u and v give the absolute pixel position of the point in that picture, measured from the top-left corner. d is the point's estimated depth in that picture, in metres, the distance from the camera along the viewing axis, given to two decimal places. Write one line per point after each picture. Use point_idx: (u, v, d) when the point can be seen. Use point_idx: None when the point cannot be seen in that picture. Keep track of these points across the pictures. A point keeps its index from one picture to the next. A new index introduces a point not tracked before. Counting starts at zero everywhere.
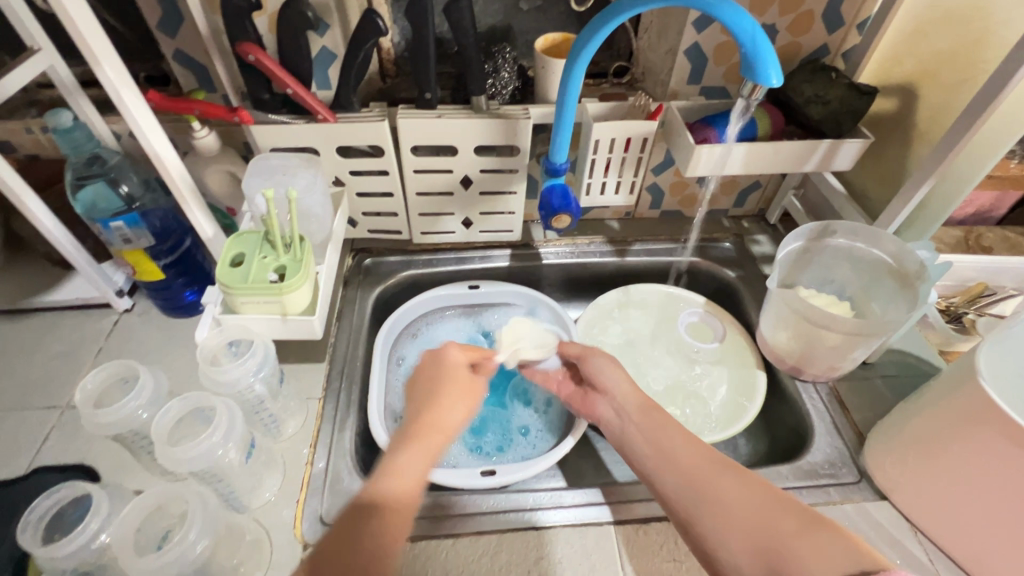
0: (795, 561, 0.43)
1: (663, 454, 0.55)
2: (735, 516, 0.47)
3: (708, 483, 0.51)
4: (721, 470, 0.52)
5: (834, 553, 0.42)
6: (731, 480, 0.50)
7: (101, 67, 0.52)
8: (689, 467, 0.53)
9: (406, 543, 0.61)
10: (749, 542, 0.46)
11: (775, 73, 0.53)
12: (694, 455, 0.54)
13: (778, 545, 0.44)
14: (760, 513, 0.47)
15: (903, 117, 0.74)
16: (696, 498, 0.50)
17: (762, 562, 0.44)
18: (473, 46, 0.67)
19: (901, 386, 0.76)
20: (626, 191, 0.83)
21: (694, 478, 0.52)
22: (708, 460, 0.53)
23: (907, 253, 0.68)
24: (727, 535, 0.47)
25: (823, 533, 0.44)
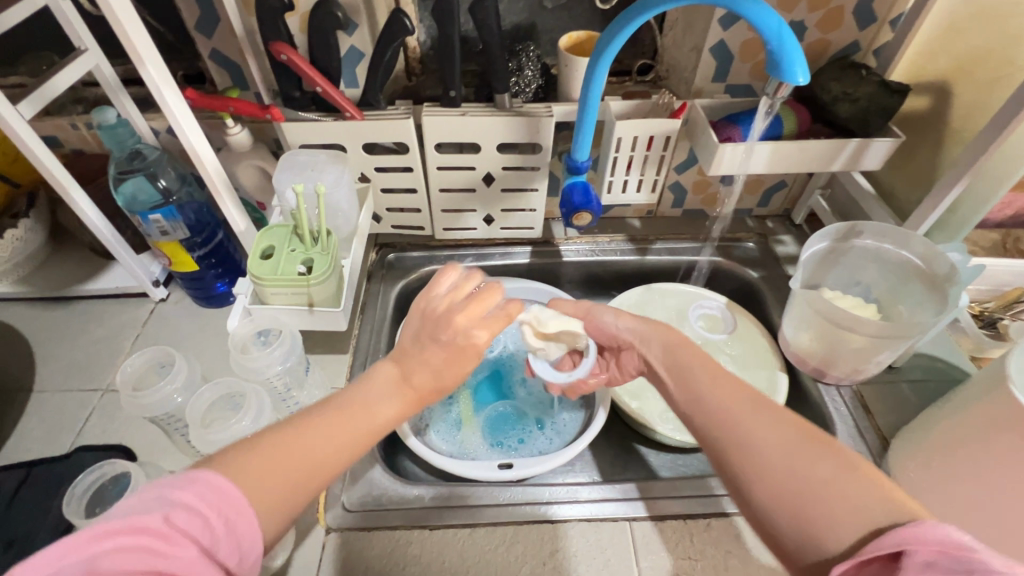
0: (826, 510, 0.37)
1: (693, 395, 0.47)
2: (766, 459, 0.41)
3: (739, 425, 0.43)
4: (752, 411, 0.44)
5: (865, 500, 0.37)
6: (767, 421, 0.43)
7: (145, 68, 0.55)
8: (721, 406, 0.45)
9: (425, 531, 0.62)
10: (779, 488, 0.39)
11: (802, 72, 0.52)
12: (724, 393, 0.46)
13: (810, 496, 0.38)
14: (794, 456, 0.40)
15: (936, 116, 0.73)
16: (723, 440, 0.44)
17: (793, 510, 0.38)
18: (498, 44, 0.68)
19: (930, 392, 0.74)
20: (648, 189, 0.83)
21: (721, 417, 0.44)
22: (742, 398, 0.45)
23: (937, 255, 0.66)
24: (758, 479, 0.40)
25: (858, 481, 0.38)
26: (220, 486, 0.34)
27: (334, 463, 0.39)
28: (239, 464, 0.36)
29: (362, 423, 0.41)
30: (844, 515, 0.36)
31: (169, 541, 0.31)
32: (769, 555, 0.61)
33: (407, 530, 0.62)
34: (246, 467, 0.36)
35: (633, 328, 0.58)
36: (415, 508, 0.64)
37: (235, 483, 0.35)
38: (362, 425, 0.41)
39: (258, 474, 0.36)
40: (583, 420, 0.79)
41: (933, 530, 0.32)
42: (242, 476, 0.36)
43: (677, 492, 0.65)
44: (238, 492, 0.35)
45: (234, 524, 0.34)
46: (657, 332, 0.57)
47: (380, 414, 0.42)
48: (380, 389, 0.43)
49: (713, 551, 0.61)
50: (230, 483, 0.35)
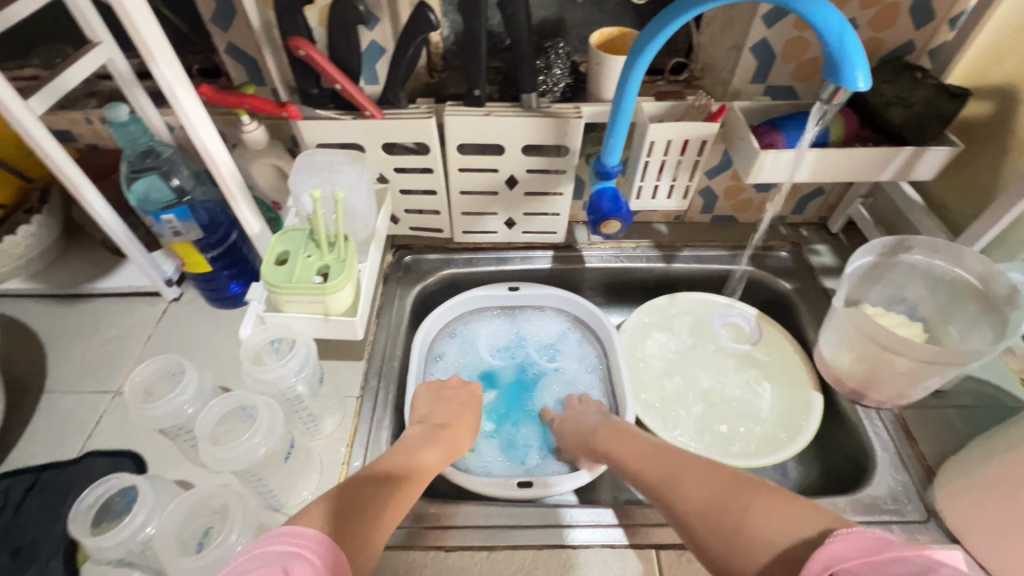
0: (747, 532, 0.45)
1: (641, 469, 0.59)
2: (701, 514, 0.50)
3: (676, 484, 0.54)
4: (684, 469, 0.55)
5: (773, 515, 0.45)
6: (690, 470, 0.54)
7: (157, 64, 0.52)
8: (656, 476, 0.57)
9: (440, 552, 0.60)
10: (717, 529, 0.48)
11: (863, 75, 0.48)
12: (648, 458, 0.59)
13: (737, 528, 0.46)
14: (719, 497, 0.50)
15: (996, 123, 0.67)
16: (673, 506, 0.53)
17: (729, 540, 0.47)
18: (526, 42, 0.64)
19: (978, 418, 0.70)
20: (680, 194, 0.79)
21: (659, 484, 0.56)
22: (677, 460, 0.56)
23: (995, 275, 0.62)
24: (701, 526, 0.49)
25: (763, 497, 0.47)
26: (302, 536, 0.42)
27: (386, 491, 0.53)
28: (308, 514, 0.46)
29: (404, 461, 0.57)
30: (764, 535, 0.45)
31: None
32: None
33: (422, 551, 0.60)
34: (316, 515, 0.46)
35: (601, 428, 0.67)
36: (434, 528, 0.61)
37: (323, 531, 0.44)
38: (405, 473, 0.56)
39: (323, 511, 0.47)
40: None
41: (847, 537, 0.39)
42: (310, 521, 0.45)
43: None
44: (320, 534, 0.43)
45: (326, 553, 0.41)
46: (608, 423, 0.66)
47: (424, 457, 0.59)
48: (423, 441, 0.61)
49: None
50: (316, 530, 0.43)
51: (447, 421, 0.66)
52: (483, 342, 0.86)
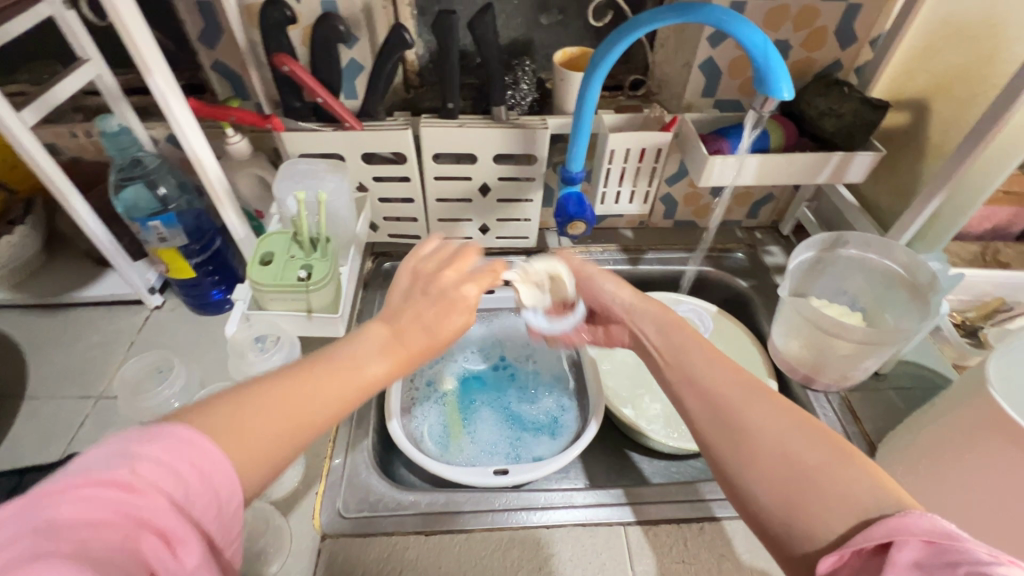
0: (818, 501, 0.37)
1: (687, 380, 0.48)
2: (765, 453, 0.41)
3: (734, 411, 0.44)
4: (747, 396, 0.44)
5: (856, 490, 0.37)
6: (761, 406, 0.43)
7: (152, 77, 0.56)
8: (719, 393, 0.45)
9: (421, 536, 0.62)
10: (772, 475, 0.40)
11: (786, 87, 0.55)
12: (708, 372, 0.47)
13: (802, 481, 0.38)
14: (790, 443, 0.40)
15: (915, 131, 0.76)
16: (725, 431, 0.43)
17: (785, 498, 0.39)
18: (495, 59, 0.70)
19: (915, 398, 0.76)
20: (641, 200, 0.86)
21: (717, 400, 0.45)
22: (738, 384, 0.45)
23: (918, 264, 0.69)
24: (752, 467, 0.41)
25: (849, 467, 0.38)
26: (193, 438, 0.34)
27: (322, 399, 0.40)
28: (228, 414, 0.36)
29: (352, 377, 0.41)
30: (836, 504, 0.37)
31: (137, 491, 0.30)
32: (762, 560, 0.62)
33: (403, 535, 0.63)
34: (235, 419, 0.36)
35: (628, 301, 0.60)
36: (416, 514, 0.64)
37: (209, 442, 0.34)
38: (346, 380, 0.41)
39: (247, 430, 0.36)
40: (580, 424, 0.80)
41: (921, 521, 0.33)
42: (219, 431, 0.35)
43: (671, 497, 0.66)
44: (214, 452, 0.34)
45: (208, 474, 0.33)
46: (653, 305, 0.58)
47: (370, 370, 0.42)
48: (370, 348, 0.43)
49: (708, 555, 0.62)
50: (209, 442, 0.34)
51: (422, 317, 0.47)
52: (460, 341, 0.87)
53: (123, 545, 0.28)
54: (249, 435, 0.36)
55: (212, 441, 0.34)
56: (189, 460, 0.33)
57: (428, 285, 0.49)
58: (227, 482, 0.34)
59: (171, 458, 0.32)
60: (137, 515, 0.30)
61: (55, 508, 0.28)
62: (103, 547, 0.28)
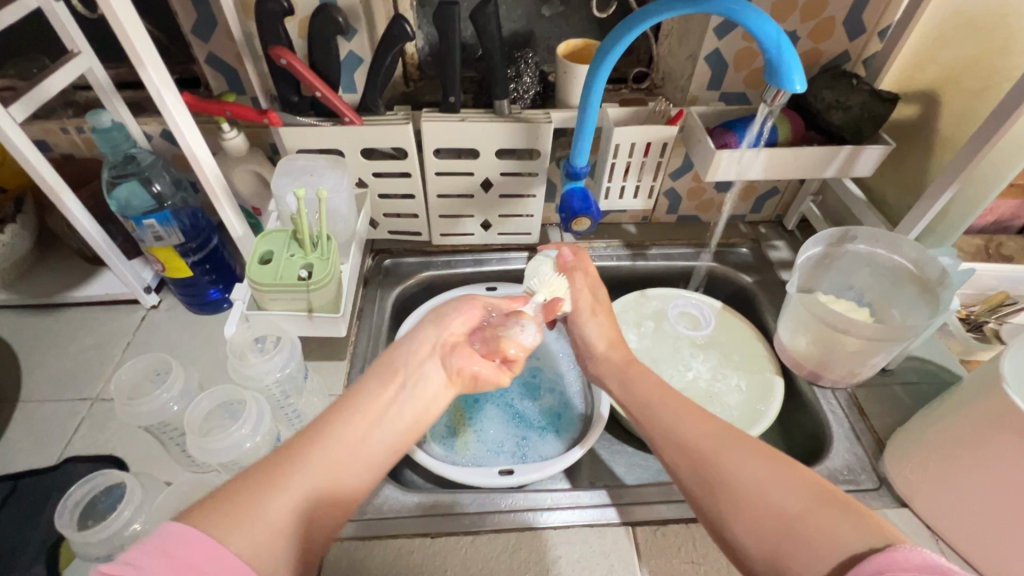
0: (799, 546, 0.39)
1: (665, 435, 0.52)
2: (745, 501, 0.43)
3: (712, 460, 0.47)
4: (722, 444, 0.47)
5: (841, 534, 0.38)
6: (738, 454, 0.46)
7: (145, 70, 0.54)
8: (696, 444, 0.48)
9: (427, 539, 0.62)
10: (755, 522, 0.42)
11: (799, 78, 0.53)
12: (689, 424, 0.50)
13: (784, 526, 0.40)
14: (765, 489, 0.43)
15: (924, 124, 0.75)
16: (704, 481, 0.46)
17: (770, 544, 0.41)
18: (498, 52, 0.68)
19: (922, 394, 0.76)
20: (645, 194, 0.84)
21: (693, 452, 0.48)
22: (713, 433, 0.49)
23: (928, 259, 0.68)
24: (734, 516, 0.43)
25: (831, 510, 0.40)
26: (179, 532, 0.35)
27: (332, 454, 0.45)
28: (220, 505, 0.39)
29: (362, 443, 0.47)
30: (819, 548, 0.38)
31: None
32: None
33: (409, 538, 0.62)
34: (225, 506, 0.39)
35: (602, 349, 0.66)
36: (420, 516, 0.63)
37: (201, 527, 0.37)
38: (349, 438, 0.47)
39: (245, 512, 0.39)
40: (585, 421, 0.79)
41: (911, 556, 0.34)
42: (214, 521, 0.38)
43: (678, 496, 0.65)
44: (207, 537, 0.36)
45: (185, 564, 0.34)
46: (621, 360, 0.64)
47: (379, 432, 0.49)
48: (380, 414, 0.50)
49: (716, 555, 0.62)
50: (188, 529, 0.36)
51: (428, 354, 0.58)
52: None
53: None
54: (258, 517, 0.39)
55: (210, 526, 0.37)
56: (172, 550, 0.34)
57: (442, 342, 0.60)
58: (221, 571, 0.35)
59: (150, 556, 0.34)
60: None
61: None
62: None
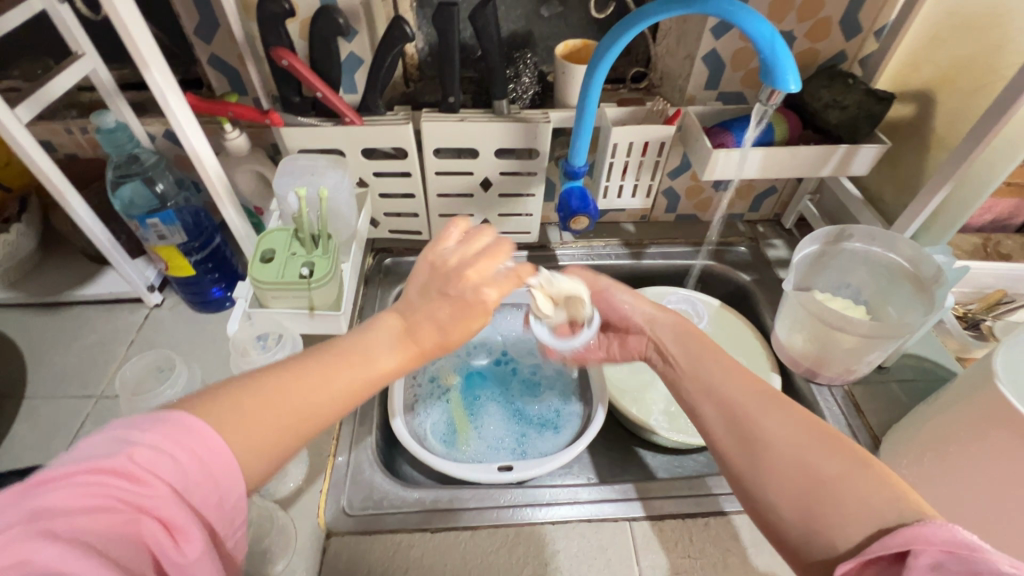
0: (834, 509, 0.39)
1: (707, 394, 0.50)
2: (782, 462, 0.43)
3: (756, 422, 0.45)
4: (767, 407, 0.46)
5: (874, 500, 0.38)
6: (784, 416, 0.45)
7: (149, 72, 0.55)
8: (740, 405, 0.47)
9: (427, 533, 0.62)
10: (789, 483, 0.42)
11: (794, 78, 0.54)
12: (730, 383, 0.49)
13: (819, 489, 0.40)
14: (803, 452, 0.42)
15: (920, 123, 0.75)
16: (741, 438, 0.46)
17: (802, 506, 0.40)
18: (497, 51, 0.69)
19: (918, 391, 0.76)
20: (643, 194, 0.85)
21: (737, 415, 0.47)
22: (756, 397, 0.47)
23: (923, 257, 0.69)
24: (768, 476, 0.43)
25: (869, 478, 0.39)
26: (198, 427, 0.35)
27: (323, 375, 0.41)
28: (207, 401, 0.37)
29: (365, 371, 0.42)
30: (853, 514, 0.38)
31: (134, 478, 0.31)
32: (768, 555, 0.62)
33: (409, 533, 0.62)
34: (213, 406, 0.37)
35: (649, 313, 0.62)
36: (419, 511, 0.64)
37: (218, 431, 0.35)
38: (352, 367, 0.42)
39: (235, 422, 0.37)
40: (583, 419, 0.80)
41: (940, 530, 0.33)
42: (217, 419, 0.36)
43: (675, 492, 0.66)
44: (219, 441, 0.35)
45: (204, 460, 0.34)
46: (672, 318, 0.60)
47: (380, 365, 0.43)
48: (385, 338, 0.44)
49: (713, 550, 0.62)
50: (202, 425, 0.35)
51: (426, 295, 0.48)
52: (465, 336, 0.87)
53: (125, 529, 0.30)
54: (251, 426, 0.37)
55: (224, 429, 0.36)
56: (194, 448, 0.34)
57: (447, 284, 0.47)
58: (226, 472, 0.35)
59: (177, 449, 0.33)
60: (144, 506, 0.31)
61: (61, 489, 0.29)
62: (107, 529, 0.29)
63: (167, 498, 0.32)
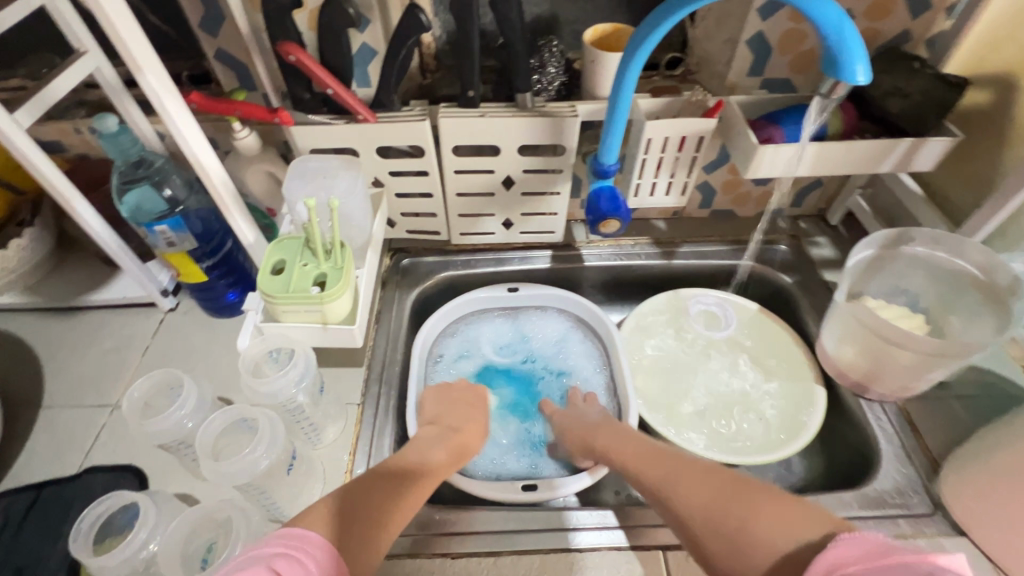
0: (752, 541, 0.43)
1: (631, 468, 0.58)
2: (697, 512, 0.48)
3: (670, 487, 0.52)
4: (678, 470, 0.53)
5: (779, 526, 0.43)
6: (677, 463, 0.54)
7: (143, 73, 0.51)
8: (653, 473, 0.55)
9: (447, 559, 0.59)
10: (720, 530, 0.46)
11: (862, 68, 0.47)
12: (646, 457, 0.57)
13: (740, 529, 0.44)
14: (719, 500, 0.47)
15: (996, 112, 0.67)
16: (670, 511, 0.51)
17: (733, 547, 0.44)
18: (520, 41, 0.63)
19: (982, 409, 0.70)
20: (678, 191, 0.79)
21: (657, 486, 0.53)
22: (668, 464, 0.55)
23: (997, 265, 0.61)
24: (705, 529, 0.47)
25: (770, 505, 0.45)
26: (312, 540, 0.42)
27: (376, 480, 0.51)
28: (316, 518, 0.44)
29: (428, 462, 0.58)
30: (773, 541, 0.42)
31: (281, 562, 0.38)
32: None
33: (429, 558, 0.59)
34: (306, 516, 0.45)
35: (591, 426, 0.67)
36: (440, 535, 0.61)
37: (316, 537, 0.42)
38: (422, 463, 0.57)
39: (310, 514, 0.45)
40: None
41: (857, 543, 0.37)
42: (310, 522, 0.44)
43: None
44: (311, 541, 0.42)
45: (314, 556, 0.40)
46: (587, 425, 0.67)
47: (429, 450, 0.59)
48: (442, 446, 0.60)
49: None
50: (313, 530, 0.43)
51: (457, 423, 0.65)
52: (486, 340, 0.85)
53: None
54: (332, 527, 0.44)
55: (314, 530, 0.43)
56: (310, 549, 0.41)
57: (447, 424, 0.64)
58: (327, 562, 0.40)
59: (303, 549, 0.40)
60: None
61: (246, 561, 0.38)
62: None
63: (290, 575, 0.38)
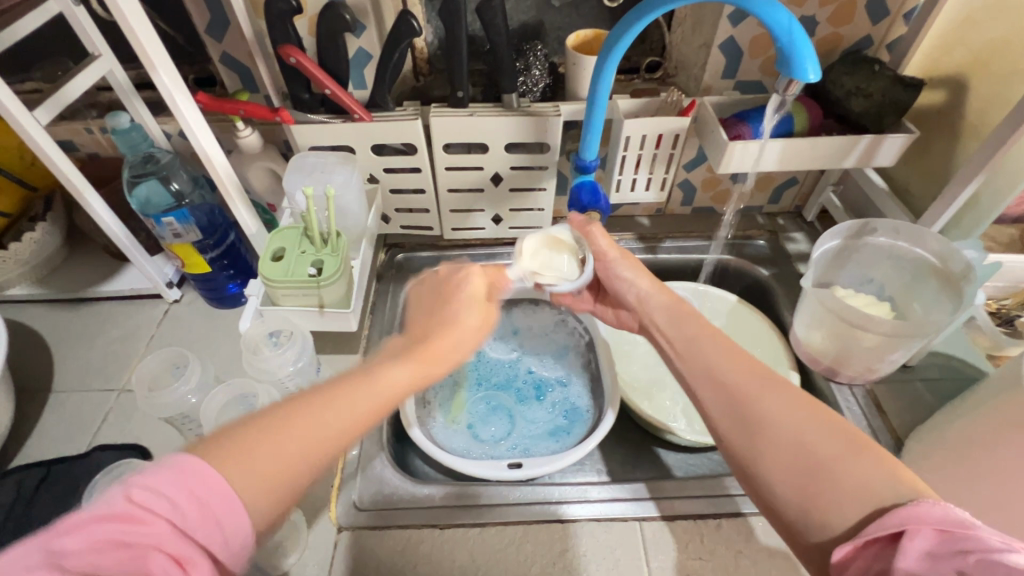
0: (834, 490, 0.37)
1: (699, 365, 0.47)
2: (779, 440, 0.40)
3: (750, 401, 0.43)
4: (763, 387, 0.43)
5: (873, 480, 0.36)
6: (750, 374, 0.44)
7: (156, 72, 0.56)
8: (730, 380, 0.45)
9: (434, 530, 0.63)
10: (788, 463, 0.39)
11: (813, 68, 0.52)
12: (722, 357, 0.47)
13: (821, 469, 0.38)
14: (804, 434, 0.40)
15: (952, 110, 0.71)
16: (740, 426, 0.42)
17: (801, 488, 0.38)
18: (505, 44, 0.67)
19: (944, 391, 0.74)
20: (657, 187, 0.83)
21: (733, 392, 0.44)
22: (750, 373, 0.44)
23: (952, 253, 0.66)
24: (768, 460, 0.40)
25: (869, 458, 0.38)
26: (191, 469, 0.32)
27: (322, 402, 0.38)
28: (233, 446, 0.34)
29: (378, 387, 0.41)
30: (851, 493, 0.36)
31: (131, 519, 0.29)
32: (784, 558, 0.61)
33: (419, 528, 0.63)
34: (244, 446, 0.34)
35: (645, 292, 0.58)
36: (426, 506, 0.64)
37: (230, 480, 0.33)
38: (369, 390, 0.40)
39: (246, 448, 0.34)
40: (594, 415, 0.79)
41: (934, 510, 0.33)
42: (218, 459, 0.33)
43: (687, 492, 0.65)
44: (218, 485, 0.32)
45: (201, 495, 0.31)
46: (665, 297, 0.56)
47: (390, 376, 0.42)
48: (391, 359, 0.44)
49: (724, 550, 0.61)
50: (199, 465, 0.32)
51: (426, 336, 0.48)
52: None
53: (132, 565, 0.28)
54: (267, 459, 0.34)
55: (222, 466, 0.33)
56: (192, 490, 0.31)
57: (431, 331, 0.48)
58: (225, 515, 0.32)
59: (175, 489, 0.31)
60: (143, 545, 0.29)
61: (64, 538, 0.28)
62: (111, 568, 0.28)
63: (170, 537, 0.30)
